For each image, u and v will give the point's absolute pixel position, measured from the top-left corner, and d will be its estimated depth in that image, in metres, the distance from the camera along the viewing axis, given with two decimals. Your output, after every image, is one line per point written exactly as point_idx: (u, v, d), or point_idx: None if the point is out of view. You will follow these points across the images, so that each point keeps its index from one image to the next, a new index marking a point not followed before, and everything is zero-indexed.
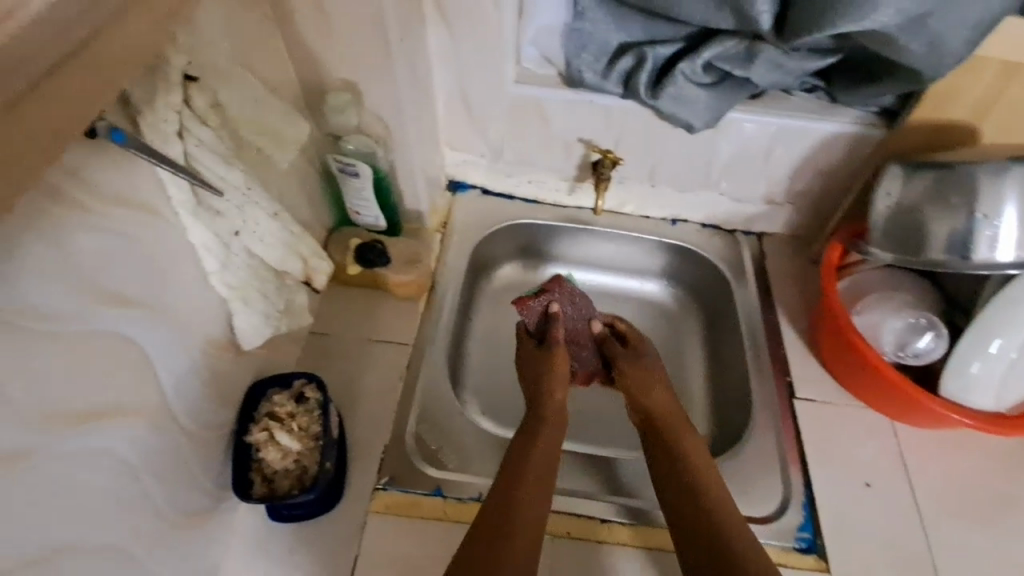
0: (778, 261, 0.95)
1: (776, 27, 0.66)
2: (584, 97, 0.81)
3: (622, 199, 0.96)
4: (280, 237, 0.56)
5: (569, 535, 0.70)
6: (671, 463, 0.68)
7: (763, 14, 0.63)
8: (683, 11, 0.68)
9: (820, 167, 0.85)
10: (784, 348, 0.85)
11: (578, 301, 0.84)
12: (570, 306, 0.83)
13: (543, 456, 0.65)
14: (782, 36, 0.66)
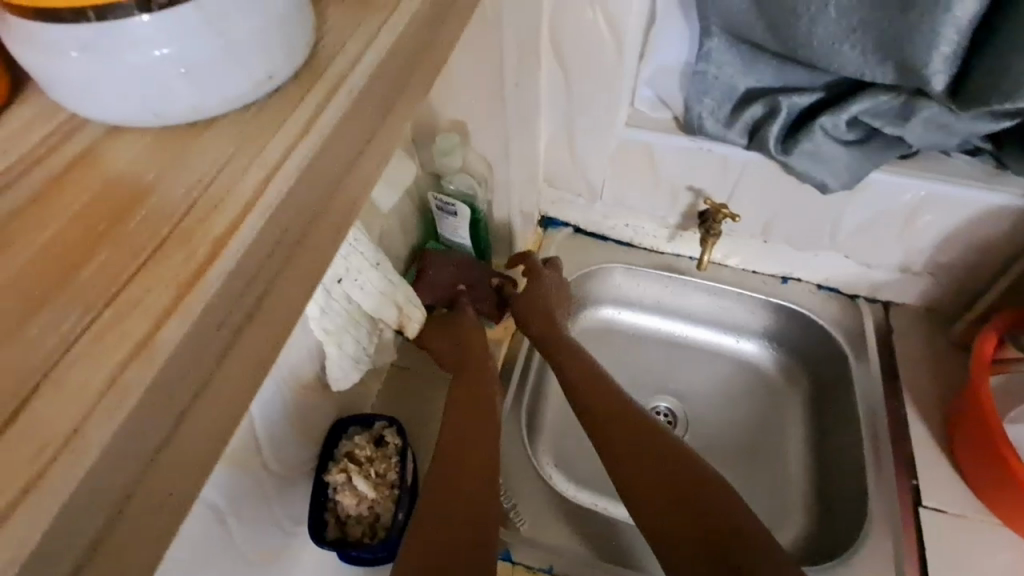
0: (907, 338, 0.83)
1: (949, 87, 0.57)
2: (701, 145, 0.75)
3: (728, 251, 0.88)
4: (379, 285, 0.54)
5: None
6: (613, 444, 0.62)
7: (938, 74, 0.55)
8: (833, 64, 0.60)
9: (974, 239, 0.74)
10: (909, 443, 0.74)
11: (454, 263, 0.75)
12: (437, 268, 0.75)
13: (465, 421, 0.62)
14: (957, 98, 0.57)
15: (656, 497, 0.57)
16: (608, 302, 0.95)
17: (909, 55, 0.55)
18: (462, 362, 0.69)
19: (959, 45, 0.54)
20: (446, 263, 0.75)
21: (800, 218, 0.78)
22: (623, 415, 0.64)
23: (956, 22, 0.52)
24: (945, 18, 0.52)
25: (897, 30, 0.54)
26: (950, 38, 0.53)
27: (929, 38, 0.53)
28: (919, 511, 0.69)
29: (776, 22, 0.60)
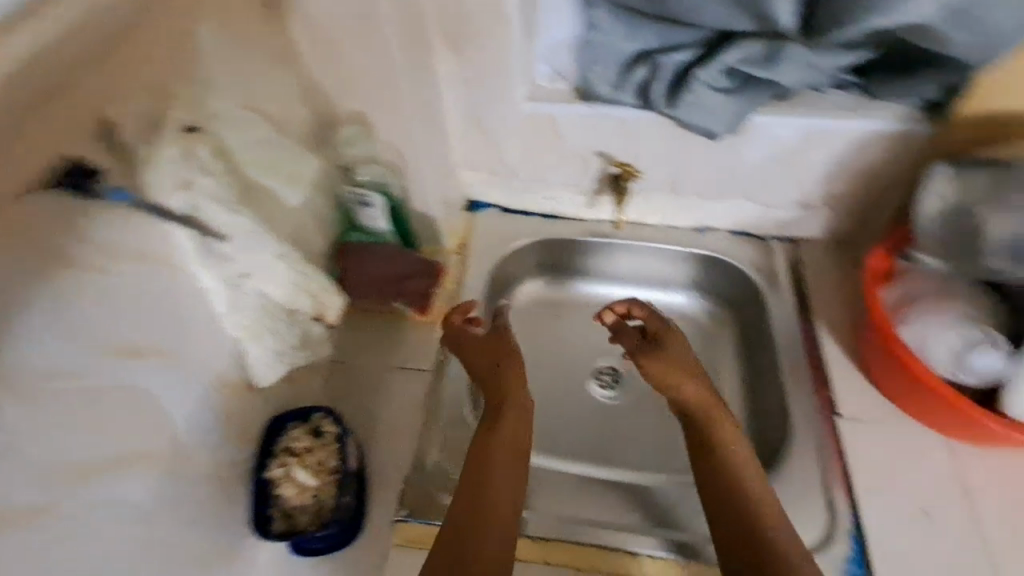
0: (815, 268, 0.89)
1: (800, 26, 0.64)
2: (600, 110, 0.78)
3: (646, 210, 0.92)
4: (290, 277, 0.56)
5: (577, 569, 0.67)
6: (721, 496, 0.61)
7: (784, 14, 0.62)
8: (698, 17, 0.66)
9: (861, 168, 0.79)
10: (826, 362, 0.79)
11: (378, 256, 0.79)
12: (365, 263, 0.78)
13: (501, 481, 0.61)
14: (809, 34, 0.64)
15: (749, 561, 0.57)
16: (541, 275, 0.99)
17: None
18: (496, 388, 0.68)
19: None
20: (369, 255, 0.78)
21: (702, 168, 0.83)
22: (733, 475, 0.62)
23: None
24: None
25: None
26: None
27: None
28: (838, 421, 0.74)
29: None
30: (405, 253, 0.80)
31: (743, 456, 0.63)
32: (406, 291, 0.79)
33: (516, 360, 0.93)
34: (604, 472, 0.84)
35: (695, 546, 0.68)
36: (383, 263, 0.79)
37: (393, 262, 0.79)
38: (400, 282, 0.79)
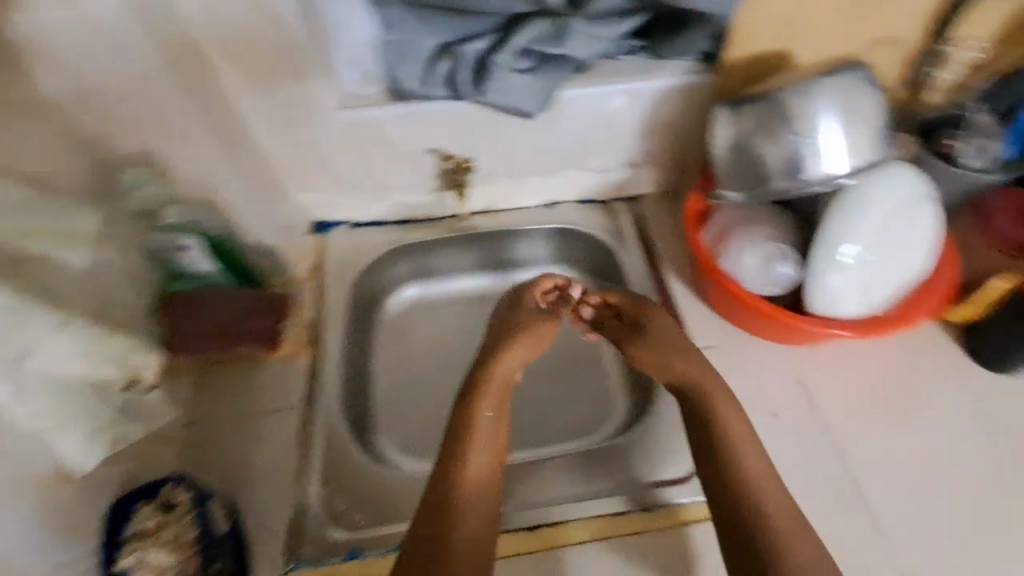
0: (655, 221, 0.95)
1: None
2: (414, 108, 0.78)
3: (493, 198, 0.94)
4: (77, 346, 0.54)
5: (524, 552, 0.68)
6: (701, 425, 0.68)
7: None
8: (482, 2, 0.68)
9: (666, 121, 0.85)
10: (676, 304, 0.85)
11: (206, 302, 0.74)
12: (195, 312, 0.73)
13: (491, 437, 0.67)
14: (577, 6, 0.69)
15: (723, 484, 0.64)
16: (409, 282, 0.97)
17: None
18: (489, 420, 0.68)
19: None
20: (200, 304, 0.73)
21: (531, 146, 0.86)
22: (716, 420, 0.67)
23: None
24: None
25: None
26: None
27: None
28: None
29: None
30: (241, 292, 0.76)
31: (733, 413, 0.67)
32: (247, 333, 0.74)
33: (400, 371, 0.92)
34: (537, 450, 0.85)
35: (651, 496, 0.72)
36: (214, 308, 0.74)
37: (228, 305, 0.75)
38: (238, 323, 0.75)
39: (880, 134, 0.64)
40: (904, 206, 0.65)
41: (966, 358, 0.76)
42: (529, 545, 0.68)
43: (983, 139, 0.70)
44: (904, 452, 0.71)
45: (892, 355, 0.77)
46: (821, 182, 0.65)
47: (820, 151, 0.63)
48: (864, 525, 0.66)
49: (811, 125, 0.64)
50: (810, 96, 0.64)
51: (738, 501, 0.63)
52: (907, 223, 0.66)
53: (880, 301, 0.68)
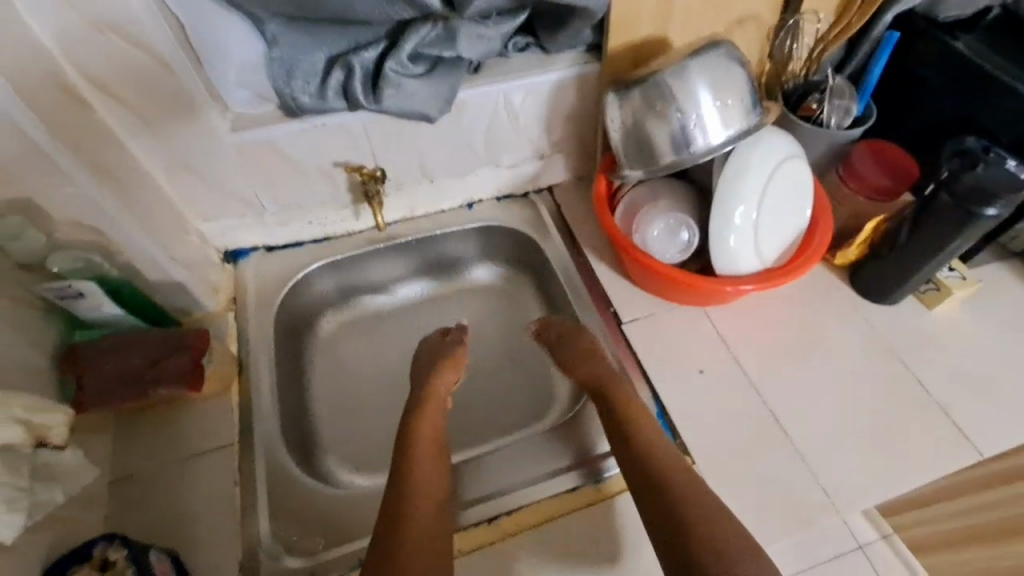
0: (571, 207, 0.99)
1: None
2: (312, 122, 0.77)
3: (410, 204, 0.95)
4: None
5: (490, 543, 0.69)
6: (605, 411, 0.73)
7: None
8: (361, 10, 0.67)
9: (566, 111, 0.90)
10: (601, 283, 0.89)
11: (116, 348, 0.69)
12: (106, 359, 0.68)
13: (428, 463, 0.67)
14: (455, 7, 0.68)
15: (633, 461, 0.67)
16: (339, 300, 0.97)
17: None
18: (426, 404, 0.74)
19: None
20: (107, 352, 0.69)
21: (438, 149, 0.88)
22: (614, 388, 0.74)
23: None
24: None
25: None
26: None
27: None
28: (623, 327, 0.85)
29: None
30: (153, 333, 0.71)
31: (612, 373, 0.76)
32: (163, 375, 0.70)
33: (341, 390, 0.91)
34: (487, 445, 0.88)
35: (602, 467, 0.74)
36: (123, 354, 0.69)
37: (142, 347, 0.70)
38: (156, 364, 0.70)
39: (750, 102, 0.71)
40: (781, 163, 0.72)
41: (853, 294, 0.85)
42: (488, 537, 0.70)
43: (842, 101, 0.80)
44: (812, 385, 0.78)
45: (793, 301, 0.85)
46: (706, 151, 0.70)
47: (704, 124, 0.69)
48: (784, 455, 0.73)
49: (691, 101, 0.69)
50: (685, 75, 0.69)
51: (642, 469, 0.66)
52: (785, 179, 0.73)
53: (772, 253, 0.74)
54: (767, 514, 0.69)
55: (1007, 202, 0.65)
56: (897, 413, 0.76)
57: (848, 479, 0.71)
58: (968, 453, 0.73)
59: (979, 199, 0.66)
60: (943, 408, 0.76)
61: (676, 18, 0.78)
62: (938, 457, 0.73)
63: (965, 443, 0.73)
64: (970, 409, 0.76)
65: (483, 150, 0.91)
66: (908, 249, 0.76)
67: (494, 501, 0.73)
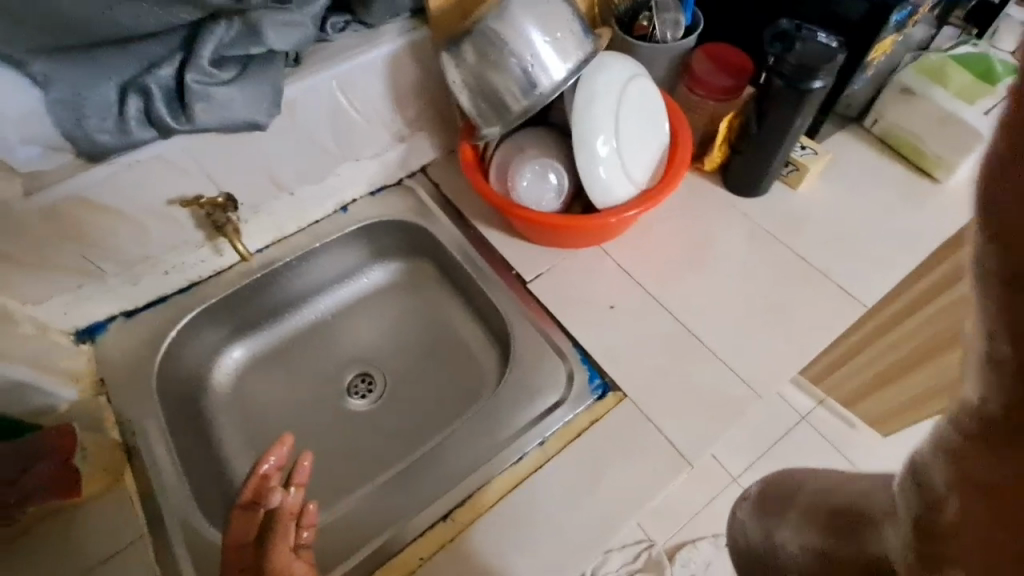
0: (450, 182, 0.95)
1: None
2: (124, 161, 0.68)
3: (277, 223, 0.87)
4: None
5: (473, 518, 0.68)
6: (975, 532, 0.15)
7: None
8: (130, 22, 0.60)
9: (411, 87, 0.85)
10: (497, 250, 0.88)
11: None
12: None
13: None
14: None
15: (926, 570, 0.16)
16: (232, 345, 0.89)
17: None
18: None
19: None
20: None
21: (286, 155, 0.80)
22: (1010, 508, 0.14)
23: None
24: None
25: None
26: None
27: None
28: (529, 287, 0.83)
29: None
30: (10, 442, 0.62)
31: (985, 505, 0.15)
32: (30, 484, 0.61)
33: (261, 437, 0.85)
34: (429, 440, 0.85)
35: (545, 425, 0.73)
36: None
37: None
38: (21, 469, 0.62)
39: (580, 30, 0.70)
40: (626, 88, 0.73)
41: (729, 192, 0.90)
42: (413, 564, 0.66)
43: (669, 14, 0.83)
44: (713, 287, 0.82)
45: (680, 214, 0.88)
46: (555, 89, 0.69)
47: (541, 63, 0.68)
48: (705, 360, 0.76)
49: (522, 43, 0.67)
50: (507, 19, 0.67)
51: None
52: (633, 101, 0.74)
53: (643, 176, 0.76)
54: (702, 418, 0.72)
55: (827, 71, 0.70)
56: (790, 289, 0.81)
57: (765, 363, 0.76)
58: (855, 307, 0.79)
59: (805, 75, 0.70)
60: (827, 274, 0.82)
61: None
62: (832, 317, 0.79)
63: (850, 298, 0.80)
64: (845, 268, 0.83)
65: (336, 146, 0.85)
66: (762, 136, 0.81)
67: (441, 498, 0.70)
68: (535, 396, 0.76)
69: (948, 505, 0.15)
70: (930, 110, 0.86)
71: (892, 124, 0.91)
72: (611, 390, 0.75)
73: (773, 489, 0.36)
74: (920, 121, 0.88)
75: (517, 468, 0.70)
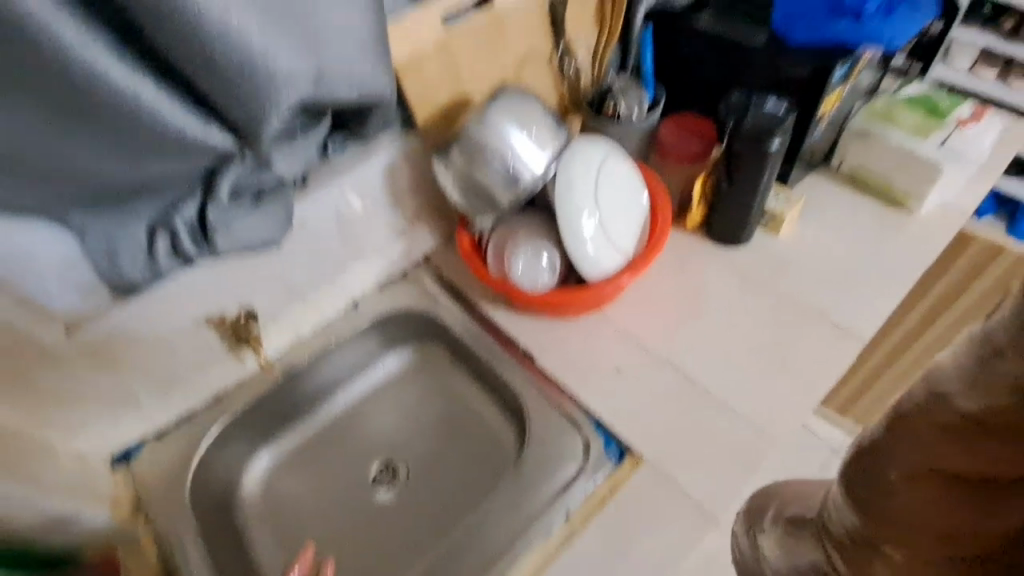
0: (452, 266, 1.01)
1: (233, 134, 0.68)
2: (155, 293, 0.75)
3: (294, 327, 0.92)
4: None
5: None
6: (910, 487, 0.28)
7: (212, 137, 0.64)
8: (151, 174, 0.65)
9: (407, 187, 0.93)
10: (503, 326, 0.92)
11: None
12: None
13: None
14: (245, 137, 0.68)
15: (872, 507, 0.30)
16: (258, 450, 0.92)
17: (164, 134, 0.62)
18: None
19: (188, 105, 0.63)
20: None
21: (299, 266, 0.87)
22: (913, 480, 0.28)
23: (159, 99, 0.59)
24: (146, 101, 0.59)
25: (126, 124, 0.59)
26: (183, 118, 0.62)
27: (156, 118, 0.60)
28: (537, 359, 0.87)
29: (63, 170, 0.61)
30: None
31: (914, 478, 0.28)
32: None
33: (293, 540, 0.86)
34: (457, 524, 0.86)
35: (567, 498, 0.75)
36: None
37: None
38: None
39: (553, 125, 0.78)
40: (601, 169, 0.80)
41: (714, 243, 0.95)
42: None
43: (632, 93, 0.93)
44: (712, 339, 0.85)
45: (672, 271, 0.92)
46: (535, 181, 0.77)
47: (522, 159, 0.75)
48: (716, 413, 0.78)
49: (503, 144, 0.75)
50: (488, 125, 0.75)
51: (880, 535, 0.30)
52: (608, 179, 0.81)
53: (628, 244, 0.81)
54: (721, 474, 0.73)
55: (782, 132, 0.77)
56: (787, 332, 0.84)
57: (775, 410, 0.77)
58: (852, 343, 0.82)
59: (762, 138, 0.77)
60: (821, 314, 0.85)
61: (467, 74, 0.86)
62: (832, 354, 0.81)
63: (846, 334, 0.83)
64: (835, 304, 0.86)
65: (343, 249, 0.91)
66: (733, 193, 0.87)
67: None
68: (555, 469, 0.78)
69: (900, 471, 0.28)
70: (888, 148, 0.92)
71: (856, 163, 0.97)
72: (626, 454, 0.77)
73: (789, 517, 0.42)
74: (881, 158, 0.94)
75: (547, 542, 0.72)
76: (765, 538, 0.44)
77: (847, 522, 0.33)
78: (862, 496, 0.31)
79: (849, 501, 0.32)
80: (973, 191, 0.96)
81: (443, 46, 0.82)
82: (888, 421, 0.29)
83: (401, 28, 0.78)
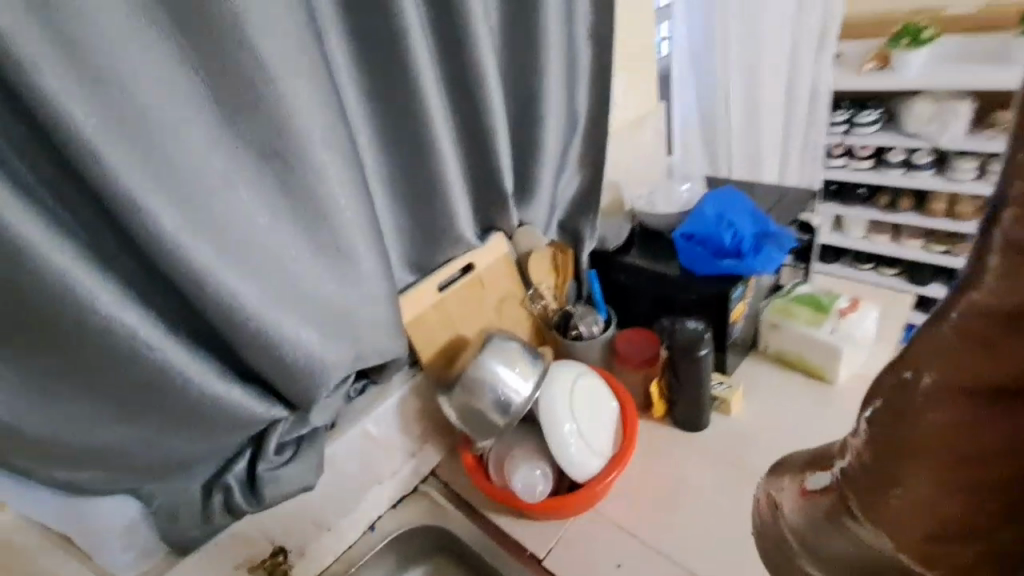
0: (456, 477, 1.14)
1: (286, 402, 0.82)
2: (201, 548, 0.86)
3: (317, 559, 1.01)
4: None
5: None
6: None
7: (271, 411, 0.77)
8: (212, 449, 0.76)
9: (415, 414, 1.10)
10: (509, 533, 1.02)
11: None
12: None
13: None
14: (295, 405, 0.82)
15: (885, 438, 0.24)
16: None
17: (236, 421, 0.74)
18: None
19: (256, 389, 0.76)
20: None
21: (326, 499, 1.00)
22: None
23: (238, 396, 0.72)
24: (228, 401, 0.71)
25: (209, 420, 0.71)
26: (249, 401, 0.74)
27: (227, 405, 0.72)
28: (543, 564, 0.96)
29: (150, 464, 0.72)
30: None
31: None
32: None
33: None
34: None
35: None
36: None
37: None
38: None
39: (534, 358, 0.99)
40: (576, 385, 1.00)
41: (681, 430, 1.12)
42: None
43: (588, 317, 1.19)
44: (695, 522, 0.97)
45: (647, 461, 1.07)
46: (525, 402, 0.95)
47: (512, 390, 0.94)
48: None
49: (496, 378, 0.95)
50: (483, 364, 0.96)
51: (887, 467, 0.23)
52: (581, 393, 1.00)
53: (608, 445, 0.98)
54: None
55: (704, 342, 0.99)
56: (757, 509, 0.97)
57: None
58: None
59: (692, 348, 1.00)
60: None
61: (461, 322, 1.12)
62: None
63: None
64: None
65: (363, 479, 1.05)
66: (683, 388, 1.06)
67: None
68: None
69: (927, 387, 0.22)
70: (795, 336, 1.16)
71: (776, 346, 1.21)
72: None
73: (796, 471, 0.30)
74: (794, 343, 1.17)
75: None
76: (786, 497, 0.30)
77: (856, 456, 0.25)
78: (883, 434, 0.23)
79: (868, 452, 0.24)
80: (876, 359, 1.18)
81: (443, 305, 1.09)
82: (951, 304, 0.21)
83: (411, 299, 1.04)
